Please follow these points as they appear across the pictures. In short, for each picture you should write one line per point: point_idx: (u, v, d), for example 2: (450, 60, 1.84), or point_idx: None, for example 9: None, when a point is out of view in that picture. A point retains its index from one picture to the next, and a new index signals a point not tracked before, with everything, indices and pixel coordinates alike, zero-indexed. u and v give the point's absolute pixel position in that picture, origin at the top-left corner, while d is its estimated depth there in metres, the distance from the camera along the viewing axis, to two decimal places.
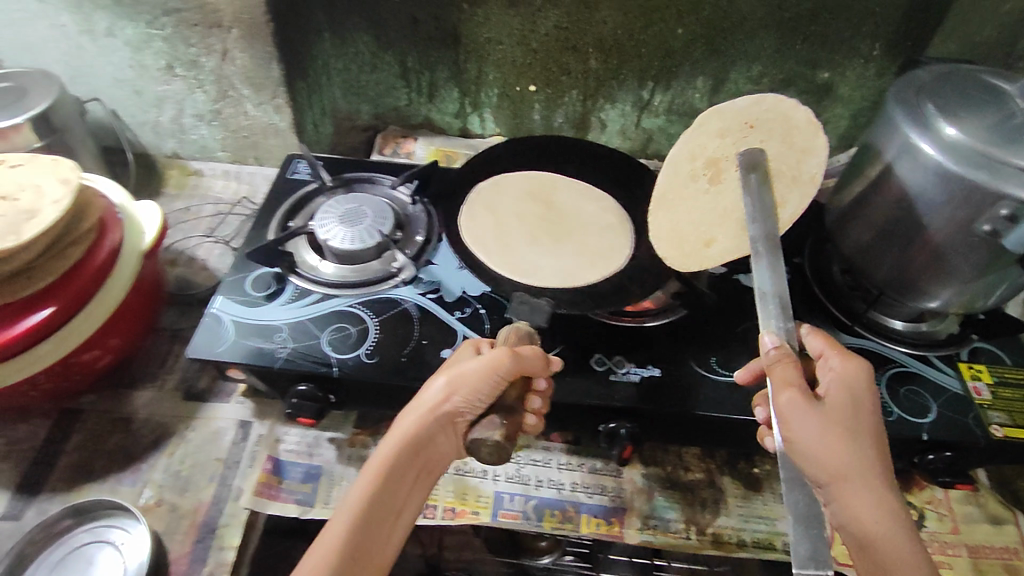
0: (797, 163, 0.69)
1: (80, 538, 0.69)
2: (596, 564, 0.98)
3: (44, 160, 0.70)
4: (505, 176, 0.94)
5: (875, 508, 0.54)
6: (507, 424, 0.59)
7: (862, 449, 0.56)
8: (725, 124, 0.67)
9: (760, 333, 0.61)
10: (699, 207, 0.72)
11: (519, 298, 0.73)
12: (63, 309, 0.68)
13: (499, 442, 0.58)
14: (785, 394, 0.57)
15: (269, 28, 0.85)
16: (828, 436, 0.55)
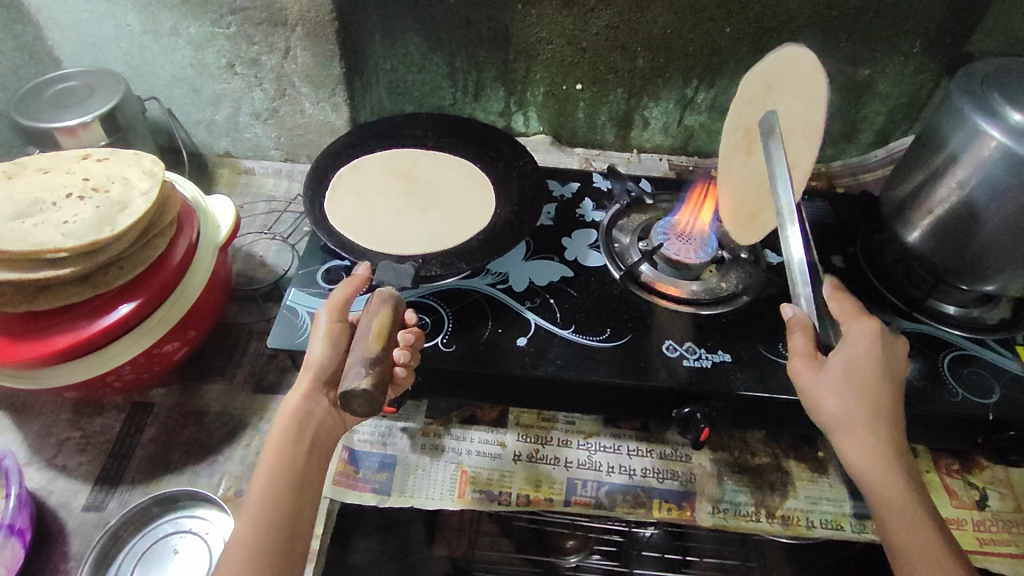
0: (807, 115, 0.68)
1: (164, 528, 0.69)
2: (626, 560, 1.04)
3: (127, 155, 0.71)
4: (365, 155, 0.88)
5: (871, 457, 0.58)
6: (376, 370, 0.53)
7: (873, 408, 0.59)
8: (749, 93, 0.74)
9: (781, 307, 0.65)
10: (746, 176, 0.79)
11: (383, 263, 0.68)
12: (146, 302, 0.68)
13: (368, 391, 0.51)
14: (798, 360, 0.61)
15: (335, 26, 0.87)
16: (837, 396, 0.59)
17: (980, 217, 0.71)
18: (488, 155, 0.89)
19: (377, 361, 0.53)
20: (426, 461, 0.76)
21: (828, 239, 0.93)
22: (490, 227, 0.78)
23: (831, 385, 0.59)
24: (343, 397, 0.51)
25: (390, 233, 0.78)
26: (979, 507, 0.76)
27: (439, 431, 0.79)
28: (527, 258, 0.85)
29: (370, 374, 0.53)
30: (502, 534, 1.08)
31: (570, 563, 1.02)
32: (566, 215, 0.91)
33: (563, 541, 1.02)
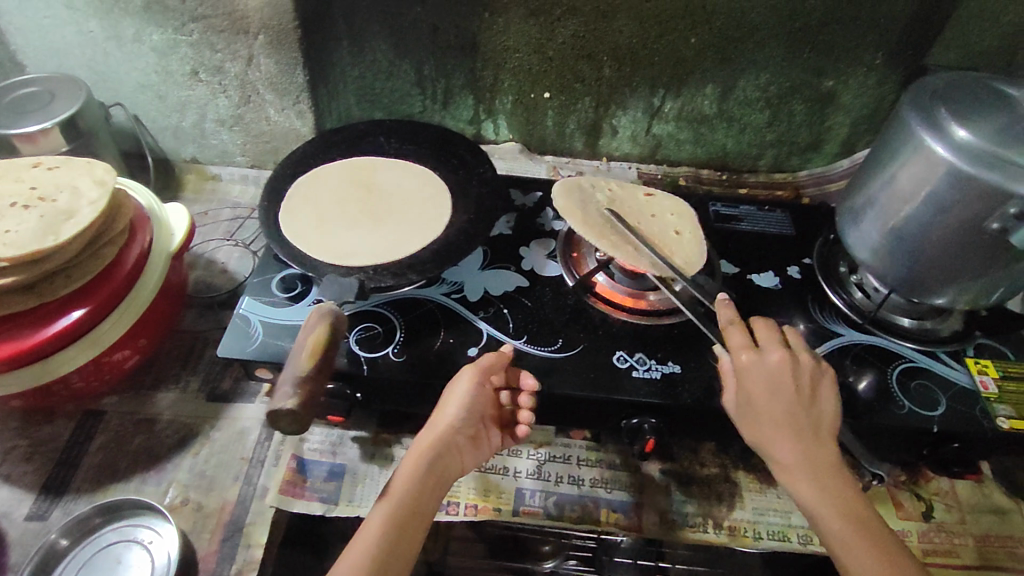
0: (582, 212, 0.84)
1: (107, 537, 0.70)
2: (598, 567, 0.99)
3: (78, 163, 0.72)
4: (324, 163, 0.88)
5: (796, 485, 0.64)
6: (302, 391, 0.54)
7: (779, 431, 0.65)
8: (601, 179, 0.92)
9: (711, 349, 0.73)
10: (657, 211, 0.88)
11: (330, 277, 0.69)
12: (94, 311, 0.68)
13: (294, 410, 0.53)
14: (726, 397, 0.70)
15: (297, 35, 0.87)
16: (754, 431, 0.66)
17: (928, 231, 0.72)
18: (448, 163, 0.89)
19: (305, 381, 0.55)
20: (375, 471, 0.77)
21: (787, 250, 0.93)
22: (443, 238, 0.79)
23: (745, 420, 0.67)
24: (268, 417, 0.53)
25: (342, 243, 0.78)
26: (923, 518, 0.77)
27: (390, 440, 0.80)
28: (484, 268, 0.85)
29: (297, 394, 0.54)
30: (475, 539, 1.05)
31: (547, 568, 1.00)
32: (525, 224, 0.92)
33: (538, 546, 1.02)
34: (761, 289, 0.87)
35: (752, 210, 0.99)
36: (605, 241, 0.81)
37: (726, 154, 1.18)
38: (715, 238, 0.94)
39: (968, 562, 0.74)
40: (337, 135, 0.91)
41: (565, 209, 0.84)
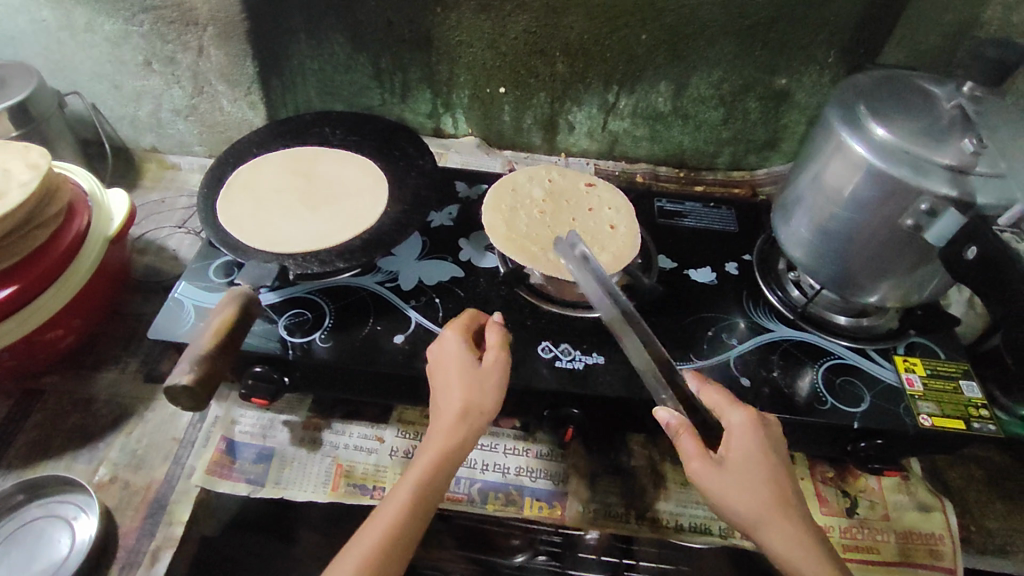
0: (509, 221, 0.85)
1: (31, 512, 0.72)
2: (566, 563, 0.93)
3: (16, 147, 0.73)
4: (268, 154, 0.89)
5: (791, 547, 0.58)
6: (199, 369, 0.56)
7: (774, 502, 0.59)
8: (530, 177, 0.92)
9: (654, 409, 0.63)
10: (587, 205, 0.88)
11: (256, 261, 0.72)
12: (24, 290, 0.70)
13: (188, 387, 0.55)
14: (695, 462, 0.60)
15: (244, 26, 0.89)
16: (745, 493, 0.59)
17: (851, 228, 0.71)
18: (391, 154, 0.91)
19: (204, 358, 0.57)
20: (303, 455, 0.78)
21: (728, 246, 0.94)
22: (375, 227, 0.80)
23: (728, 489, 0.59)
24: (165, 392, 0.55)
25: (275, 230, 0.80)
26: (847, 514, 0.78)
27: (320, 425, 0.81)
28: (421, 258, 0.86)
29: (195, 371, 0.56)
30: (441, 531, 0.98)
31: (514, 563, 0.94)
32: (467, 215, 0.93)
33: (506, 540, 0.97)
34: (696, 284, 0.88)
35: (697, 206, 1.00)
36: (525, 254, 0.81)
37: (683, 152, 1.18)
38: (656, 233, 0.95)
39: (888, 558, 0.75)
40: (284, 128, 0.93)
41: (490, 223, 0.84)
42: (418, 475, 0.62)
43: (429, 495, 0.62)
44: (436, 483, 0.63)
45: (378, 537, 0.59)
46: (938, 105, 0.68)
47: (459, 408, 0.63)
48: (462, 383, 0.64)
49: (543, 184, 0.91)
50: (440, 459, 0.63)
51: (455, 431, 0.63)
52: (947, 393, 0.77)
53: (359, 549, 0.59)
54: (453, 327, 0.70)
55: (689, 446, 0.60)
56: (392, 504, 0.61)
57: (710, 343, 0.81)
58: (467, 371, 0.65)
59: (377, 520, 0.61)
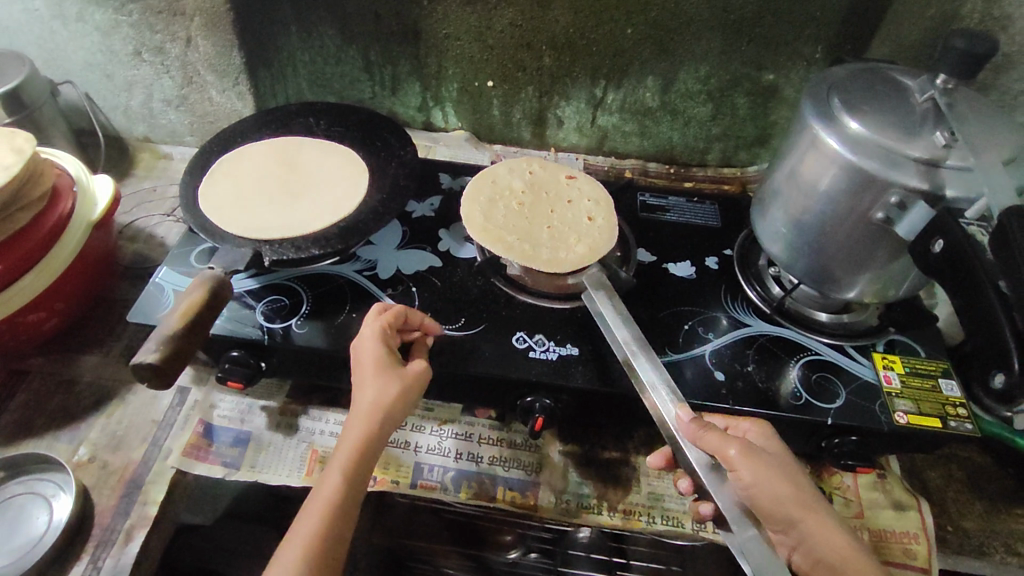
0: (487, 211, 0.85)
1: (11, 489, 0.73)
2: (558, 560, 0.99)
3: (2, 131, 0.75)
4: (251, 143, 0.90)
5: (829, 532, 0.60)
6: (165, 348, 0.57)
7: (804, 492, 0.62)
8: (509, 169, 0.92)
9: (677, 407, 0.64)
10: (565, 196, 0.89)
11: (231, 246, 0.74)
12: (6, 271, 0.71)
13: (153, 366, 0.56)
14: (735, 449, 0.60)
15: (230, 17, 0.90)
16: (782, 480, 0.61)
17: (825, 221, 0.70)
18: (373, 146, 0.91)
19: (171, 339, 0.58)
20: (279, 439, 0.79)
21: (710, 241, 0.93)
22: (352, 216, 0.81)
23: (768, 478, 0.60)
24: (130, 370, 0.56)
25: (254, 217, 0.81)
26: None
27: (297, 411, 0.81)
28: (399, 248, 0.87)
29: (160, 350, 0.57)
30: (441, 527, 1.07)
31: (507, 559, 1.02)
32: (449, 207, 0.93)
33: (500, 537, 1.05)
34: (675, 278, 0.87)
35: (681, 201, 1.00)
36: (500, 244, 0.81)
37: (673, 148, 1.18)
38: (638, 227, 0.95)
39: None
40: (270, 118, 0.94)
41: (467, 213, 0.84)
42: (344, 464, 0.62)
43: (353, 485, 0.62)
44: (360, 473, 0.62)
45: (314, 522, 0.59)
46: (910, 98, 0.67)
47: (374, 401, 0.64)
48: (382, 377, 0.66)
49: (523, 176, 0.92)
50: (361, 448, 0.63)
51: (371, 422, 0.63)
52: (925, 392, 0.76)
53: (300, 535, 0.58)
54: (371, 323, 0.71)
55: (719, 438, 0.61)
56: (323, 492, 0.60)
57: (686, 336, 0.80)
58: (389, 366, 0.67)
59: (310, 507, 0.60)
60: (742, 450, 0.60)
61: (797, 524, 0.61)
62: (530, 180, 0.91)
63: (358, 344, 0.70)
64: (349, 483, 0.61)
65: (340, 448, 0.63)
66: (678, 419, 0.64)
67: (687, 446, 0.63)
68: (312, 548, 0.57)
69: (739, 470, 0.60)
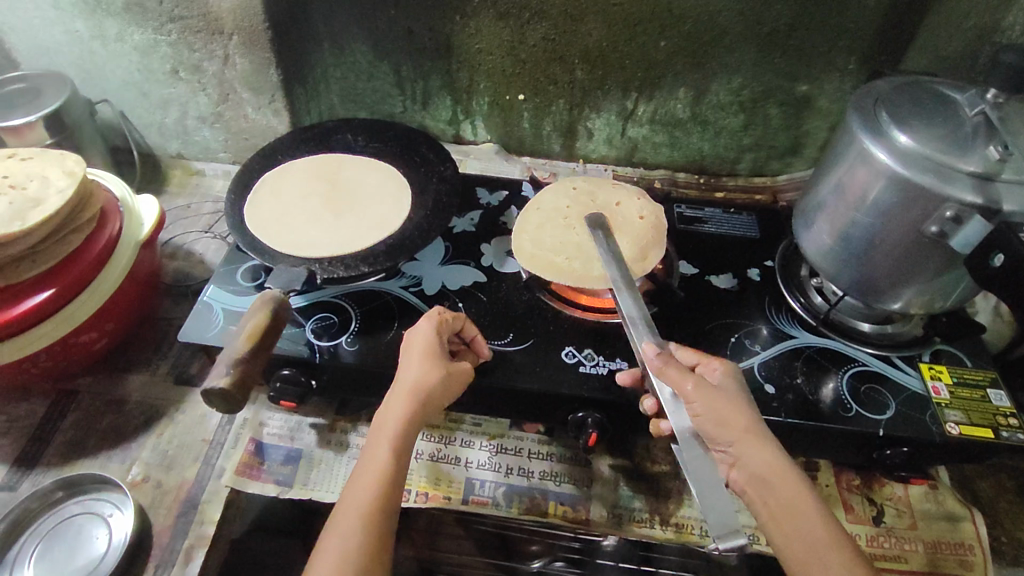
0: (536, 237, 0.86)
1: (69, 509, 0.74)
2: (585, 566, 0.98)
3: (52, 155, 0.75)
4: (291, 160, 0.91)
5: (769, 454, 0.59)
6: (235, 371, 0.57)
7: (749, 418, 0.61)
8: (553, 192, 0.93)
9: (641, 344, 0.67)
10: (611, 209, 0.90)
11: (282, 267, 0.73)
12: (60, 293, 0.71)
13: (225, 390, 0.56)
14: (688, 384, 0.62)
15: (268, 36, 0.90)
16: (730, 406, 0.61)
17: (873, 234, 0.70)
18: (413, 162, 0.92)
19: (239, 363, 0.58)
20: (330, 456, 0.79)
21: (749, 252, 0.94)
22: (397, 233, 0.81)
23: (718, 408, 0.61)
24: (202, 395, 0.56)
25: (303, 236, 0.81)
26: (873, 522, 0.77)
27: (347, 427, 0.82)
28: (443, 263, 0.87)
29: (230, 374, 0.57)
30: (465, 537, 1.03)
31: (534, 568, 1.00)
32: (489, 222, 0.94)
33: (526, 547, 1.02)
34: (717, 290, 0.88)
35: (717, 212, 1.00)
36: (550, 268, 0.82)
37: (703, 157, 1.19)
38: (677, 239, 0.95)
39: (916, 567, 0.74)
40: (307, 135, 0.94)
41: (516, 245, 0.86)
42: (392, 439, 0.63)
43: (399, 461, 0.63)
44: (404, 449, 0.64)
45: (367, 496, 0.60)
46: (958, 112, 0.67)
47: (414, 385, 0.66)
48: (427, 362, 0.67)
49: (568, 195, 0.92)
50: (398, 439, 0.63)
51: (411, 403, 0.64)
52: (975, 402, 0.76)
53: (353, 508, 0.59)
54: (428, 317, 0.73)
55: (677, 372, 0.62)
56: (370, 466, 0.62)
57: (733, 349, 0.81)
58: (437, 355, 0.69)
59: (361, 480, 0.61)
60: (697, 385, 0.62)
61: (735, 444, 0.60)
62: (574, 198, 0.91)
63: (410, 334, 0.72)
64: (397, 460, 0.62)
65: (381, 422, 0.64)
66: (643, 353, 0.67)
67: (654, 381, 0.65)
68: (366, 521, 0.58)
69: (692, 402, 0.61)
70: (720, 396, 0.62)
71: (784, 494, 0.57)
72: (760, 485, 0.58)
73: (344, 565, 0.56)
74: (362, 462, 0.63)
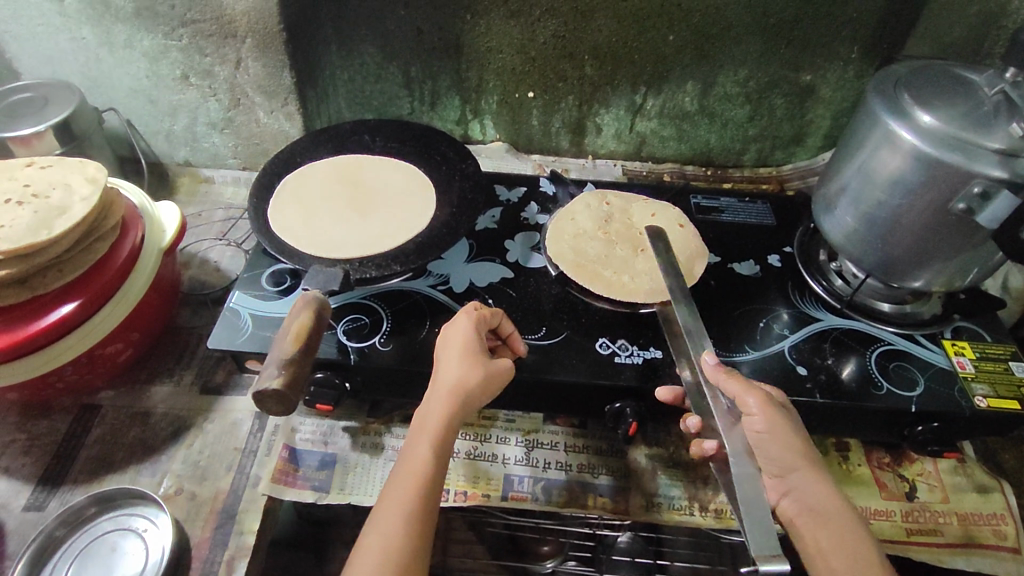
0: (578, 248, 0.87)
1: (102, 526, 0.72)
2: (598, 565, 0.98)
3: (72, 162, 0.73)
4: (312, 164, 0.90)
5: (825, 487, 0.62)
6: (287, 372, 0.57)
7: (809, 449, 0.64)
8: (585, 202, 0.94)
9: (702, 353, 0.67)
10: (645, 219, 0.92)
11: (315, 269, 0.72)
12: (87, 304, 0.70)
13: (279, 391, 0.56)
14: (751, 398, 0.63)
15: (282, 37, 0.89)
16: (792, 436, 0.63)
17: (899, 214, 0.72)
18: (433, 161, 0.92)
19: (291, 364, 0.57)
20: (366, 459, 0.78)
21: (767, 240, 0.95)
22: (424, 232, 0.81)
23: (782, 431, 0.62)
24: (255, 397, 0.56)
25: (333, 240, 0.80)
26: (907, 498, 0.78)
27: (380, 429, 0.81)
28: (469, 261, 0.87)
29: (282, 374, 0.57)
30: (476, 542, 1.09)
31: (546, 568, 1.01)
32: (511, 218, 0.94)
33: (537, 547, 1.04)
34: (740, 277, 0.89)
35: (733, 201, 1.02)
36: (595, 278, 0.83)
37: (709, 150, 1.20)
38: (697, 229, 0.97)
39: (952, 540, 0.75)
40: (320, 140, 0.93)
41: (556, 253, 0.86)
42: (433, 436, 0.62)
43: (440, 460, 0.62)
44: (445, 448, 0.63)
45: (410, 495, 0.59)
46: (978, 93, 0.69)
47: (453, 386, 0.65)
48: (468, 360, 0.67)
49: (598, 204, 0.94)
50: (441, 436, 0.63)
51: (452, 404, 0.64)
52: (999, 375, 0.78)
53: (395, 506, 0.58)
54: (465, 313, 0.72)
55: (739, 385, 0.64)
56: (410, 461, 0.61)
57: (761, 334, 0.82)
58: (477, 352, 0.68)
59: (402, 476, 0.60)
60: (761, 401, 0.63)
61: (795, 472, 0.62)
62: (607, 209, 0.93)
63: (448, 329, 0.72)
64: (438, 457, 0.62)
65: (423, 419, 0.64)
66: (703, 362, 0.66)
67: (709, 391, 0.65)
68: (408, 518, 0.58)
69: (754, 417, 0.63)
70: (784, 421, 0.63)
71: (841, 530, 0.59)
72: (813, 517, 0.61)
73: (385, 564, 0.55)
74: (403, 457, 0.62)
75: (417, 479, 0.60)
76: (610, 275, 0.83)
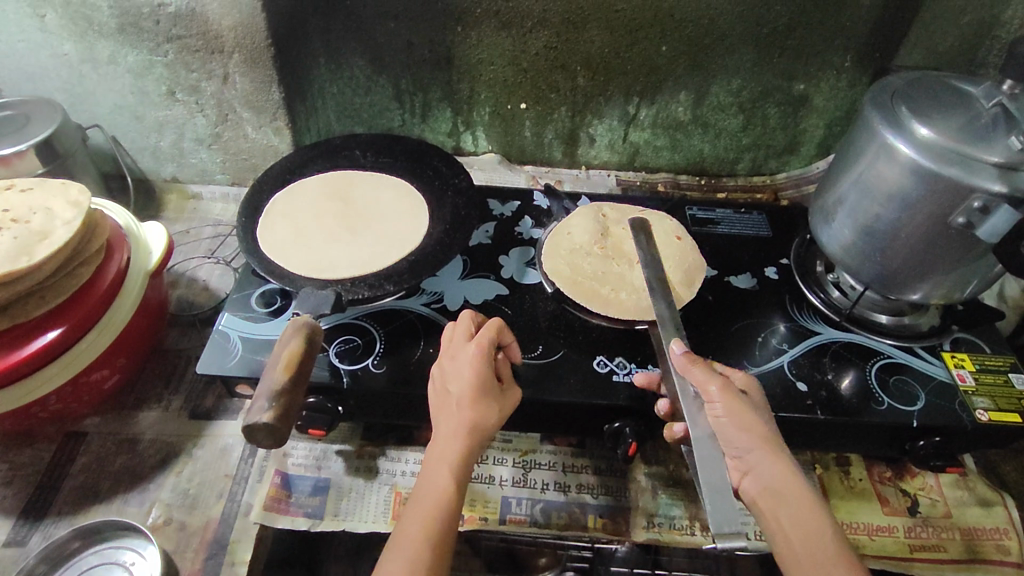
0: (574, 265, 0.86)
1: (88, 560, 0.69)
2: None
3: (54, 184, 0.71)
4: (303, 181, 0.88)
5: (783, 468, 0.58)
6: (278, 405, 0.55)
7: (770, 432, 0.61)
8: (581, 216, 0.93)
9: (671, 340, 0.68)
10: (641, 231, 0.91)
11: (307, 291, 0.70)
12: (70, 331, 0.68)
13: (270, 425, 0.54)
14: (712, 386, 0.62)
15: (270, 52, 0.88)
16: (750, 418, 0.61)
17: (896, 226, 0.71)
18: (425, 176, 0.91)
19: (282, 396, 0.56)
20: (360, 484, 0.76)
21: (763, 252, 0.95)
22: (416, 250, 0.79)
23: (742, 415, 0.61)
24: (245, 431, 0.54)
25: (324, 260, 0.78)
26: (909, 514, 0.77)
27: (375, 452, 0.79)
28: (463, 278, 0.86)
29: (273, 408, 0.55)
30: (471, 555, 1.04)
31: None
32: (505, 234, 0.93)
33: (535, 560, 1.03)
34: (738, 290, 0.88)
35: (729, 212, 1.01)
36: (592, 295, 0.82)
37: (704, 159, 1.19)
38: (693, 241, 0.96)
39: (955, 556, 0.74)
40: (310, 156, 0.92)
41: (553, 270, 0.85)
42: (453, 465, 0.59)
43: (459, 490, 0.59)
44: (465, 478, 0.60)
45: (432, 530, 0.56)
46: (976, 105, 0.69)
47: (472, 420, 0.62)
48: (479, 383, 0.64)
49: (595, 217, 0.93)
50: (460, 467, 0.60)
51: (468, 440, 0.61)
52: (999, 387, 0.77)
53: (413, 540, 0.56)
54: (466, 333, 0.70)
55: (702, 372, 0.63)
56: (428, 495, 0.58)
57: (760, 349, 0.81)
58: (490, 377, 0.65)
59: (420, 510, 0.57)
60: (723, 387, 0.62)
61: (750, 453, 0.59)
62: (603, 222, 0.92)
63: (453, 349, 0.68)
64: (458, 487, 0.59)
65: (437, 448, 0.61)
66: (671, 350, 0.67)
67: (677, 378, 0.65)
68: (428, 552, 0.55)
69: (715, 403, 0.62)
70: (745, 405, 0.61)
71: (800, 513, 0.56)
72: (773, 499, 0.57)
73: None
74: (419, 491, 0.59)
75: (438, 514, 0.57)
76: (608, 291, 0.82)
